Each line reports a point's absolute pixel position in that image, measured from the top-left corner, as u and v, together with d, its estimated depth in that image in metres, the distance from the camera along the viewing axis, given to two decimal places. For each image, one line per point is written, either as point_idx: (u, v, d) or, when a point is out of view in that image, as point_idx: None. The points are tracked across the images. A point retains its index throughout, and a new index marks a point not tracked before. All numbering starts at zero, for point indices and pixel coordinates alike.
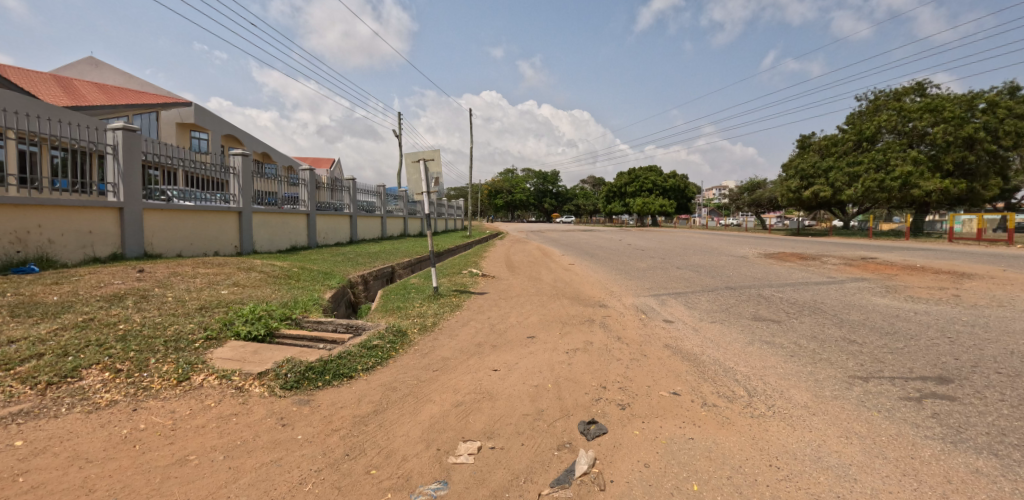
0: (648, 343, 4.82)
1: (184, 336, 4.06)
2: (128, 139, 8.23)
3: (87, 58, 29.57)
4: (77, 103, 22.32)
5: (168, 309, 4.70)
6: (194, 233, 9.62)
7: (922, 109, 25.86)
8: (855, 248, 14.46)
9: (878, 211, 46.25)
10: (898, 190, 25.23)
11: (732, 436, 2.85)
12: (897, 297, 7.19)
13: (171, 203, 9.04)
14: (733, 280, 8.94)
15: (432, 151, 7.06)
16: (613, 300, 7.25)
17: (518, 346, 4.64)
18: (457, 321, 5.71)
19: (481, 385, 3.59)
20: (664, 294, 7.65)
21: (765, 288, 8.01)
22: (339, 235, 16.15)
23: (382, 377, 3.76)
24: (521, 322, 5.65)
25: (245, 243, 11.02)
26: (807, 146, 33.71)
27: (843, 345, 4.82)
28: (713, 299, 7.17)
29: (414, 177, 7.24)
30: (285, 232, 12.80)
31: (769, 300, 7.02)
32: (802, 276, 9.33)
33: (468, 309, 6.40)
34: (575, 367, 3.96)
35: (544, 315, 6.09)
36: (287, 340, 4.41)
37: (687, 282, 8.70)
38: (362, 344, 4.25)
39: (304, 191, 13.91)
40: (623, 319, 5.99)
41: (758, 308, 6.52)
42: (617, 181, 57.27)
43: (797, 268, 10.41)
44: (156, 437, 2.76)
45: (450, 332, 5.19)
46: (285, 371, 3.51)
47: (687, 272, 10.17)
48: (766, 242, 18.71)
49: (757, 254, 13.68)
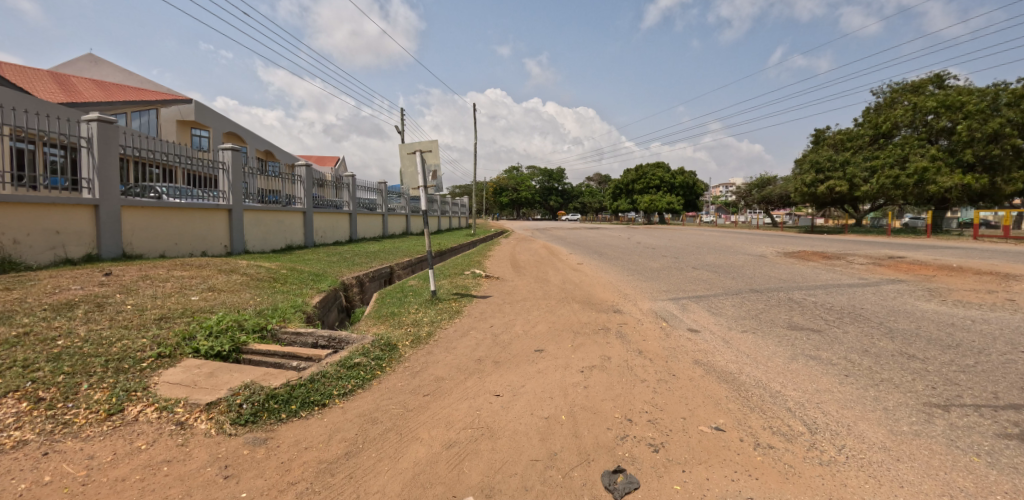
0: (675, 358, 4.14)
1: (130, 355, 3.46)
2: (104, 131, 7.69)
3: (86, 55, 29.29)
4: (73, 100, 21.90)
5: (121, 321, 4.08)
6: (179, 232, 9.06)
7: (939, 103, 24.94)
8: (880, 247, 13.59)
9: (891, 208, 45.01)
10: (914, 186, 24.42)
11: (803, 496, 2.18)
12: (945, 301, 6.45)
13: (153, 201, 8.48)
14: (757, 281, 8.22)
15: (429, 142, 6.43)
16: (628, 305, 6.58)
17: (525, 362, 4.01)
18: (455, 331, 5.06)
19: (480, 417, 2.95)
20: (683, 298, 6.96)
21: (794, 290, 7.29)
22: (337, 233, 15.56)
23: (360, 406, 3.13)
24: (528, 332, 5.00)
25: (236, 242, 10.46)
26: (821, 140, 32.73)
27: (902, 361, 4.13)
28: (740, 303, 6.47)
29: (409, 170, 6.59)
30: (279, 230, 12.20)
31: (801, 305, 6.31)
32: (830, 277, 8.59)
33: (468, 316, 5.77)
34: (593, 392, 3.30)
35: (553, 323, 5.44)
36: (255, 358, 3.80)
37: (706, 284, 8.01)
38: (340, 362, 3.61)
39: (301, 188, 13.33)
40: (642, 328, 5.31)
41: (793, 315, 5.81)
42: (624, 178, 56.34)
43: (823, 269, 9.67)
44: (59, 495, 2.13)
45: (446, 345, 4.55)
46: (240, 401, 2.89)
47: (705, 272, 9.48)
48: (782, 240, 17.92)
49: (776, 253, 12.91)
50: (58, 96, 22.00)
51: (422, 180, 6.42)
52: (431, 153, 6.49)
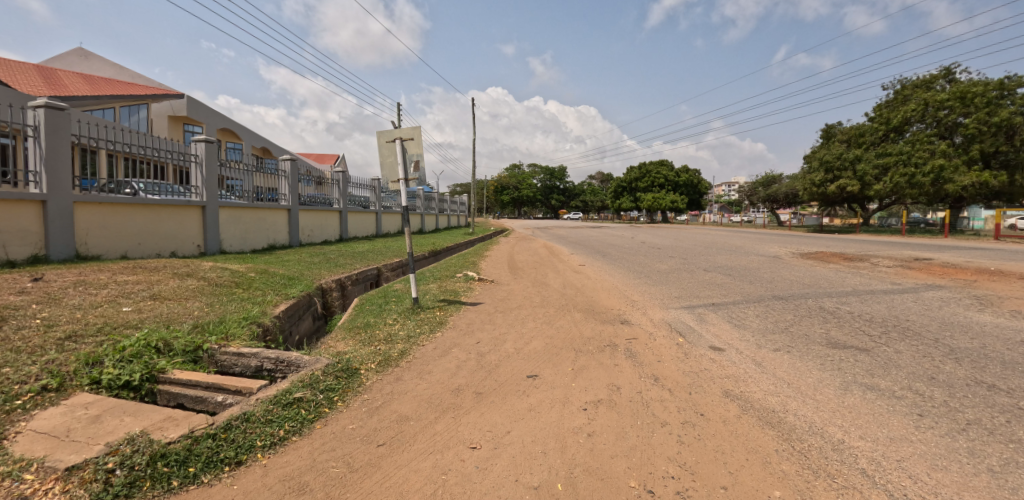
0: (701, 389, 3.35)
1: (2, 389, 2.66)
2: (53, 119, 6.91)
3: (75, 49, 28.61)
4: (56, 95, 21.15)
5: (14, 341, 3.28)
6: (144, 231, 8.28)
7: (952, 95, 23.79)
8: (903, 248, 12.65)
9: (900, 207, 43.93)
10: (930, 185, 23.43)
11: None
12: (1000, 312, 5.61)
13: (112, 196, 7.70)
14: (779, 286, 7.40)
15: (410, 129, 5.60)
16: (637, 314, 5.77)
17: (514, 395, 3.21)
18: (434, 349, 4.26)
19: (446, 486, 2.16)
20: (699, 306, 6.16)
21: (823, 298, 6.46)
22: (326, 232, 14.78)
23: (288, 463, 2.34)
24: (520, 351, 4.20)
25: (211, 241, 9.68)
26: (831, 136, 31.67)
27: (983, 394, 3.31)
28: (765, 313, 5.67)
29: (388, 161, 5.78)
30: (260, 228, 11.41)
31: (837, 316, 5.49)
32: (859, 281, 7.74)
33: (453, 328, 5.00)
34: (598, 444, 2.51)
35: (551, 338, 4.64)
36: (173, 390, 3.06)
37: (722, 290, 7.18)
38: (274, 398, 2.85)
39: (286, 184, 12.52)
40: (656, 345, 4.51)
41: (830, 330, 4.98)
42: (627, 177, 55.27)
43: (847, 272, 8.82)
44: None
45: (421, 368, 3.75)
46: (113, 465, 2.11)
47: (718, 276, 8.65)
48: (795, 240, 16.96)
49: (791, 254, 12.04)
50: (42, 90, 21.27)
51: (402, 172, 5.62)
52: (413, 141, 5.67)
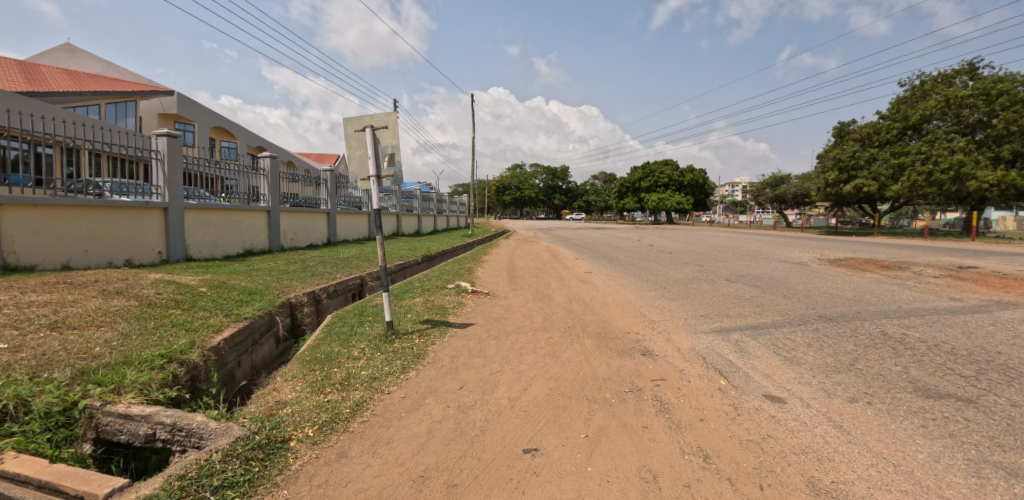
0: (777, 480, 2.30)
1: None
2: None
3: (63, 46, 27.89)
4: (35, 91, 20.20)
5: None
6: (92, 236, 7.30)
7: (976, 91, 22.78)
8: (940, 254, 11.55)
9: (910, 210, 42.92)
10: (951, 183, 22.25)
11: None
12: None
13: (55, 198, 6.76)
14: (820, 303, 6.34)
15: (384, 115, 4.58)
16: (660, 342, 4.72)
17: (505, 492, 2.17)
18: (403, 400, 3.22)
19: None
20: (733, 330, 5.12)
21: (880, 319, 5.39)
22: (313, 236, 13.77)
23: None
24: (516, 403, 3.17)
25: (175, 247, 8.68)
26: (845, 134, 30.55)
27: None
28: (816, 341, 4.62)
29: (357, 154, 4.74)
30: (234, 232, 10.40)
31: (909, 347, 4.44)
32: (911, 296, 6.67)
33: (433, 364, 3.96)
34: None
35: (556, 381, 3.58)
36: None
37: (755, 307, 6.12)
38: None
39: (266, 184, 11.50)
40: (692, 392, 3.45)
41: (910, 369, 3.92)
42: (630, 177, 54.26)
43: (889, 283, 7.77)
44: None
45: (377, 434, 2.72)
46: None
47: (745, 288, 7.58)
48: (815, 244, 15.93)
49: (819, 261, 10.96)
50: (20, 85, 20.34)
51: (373, 167, 4.61)
52: (387, 130, 4.68)
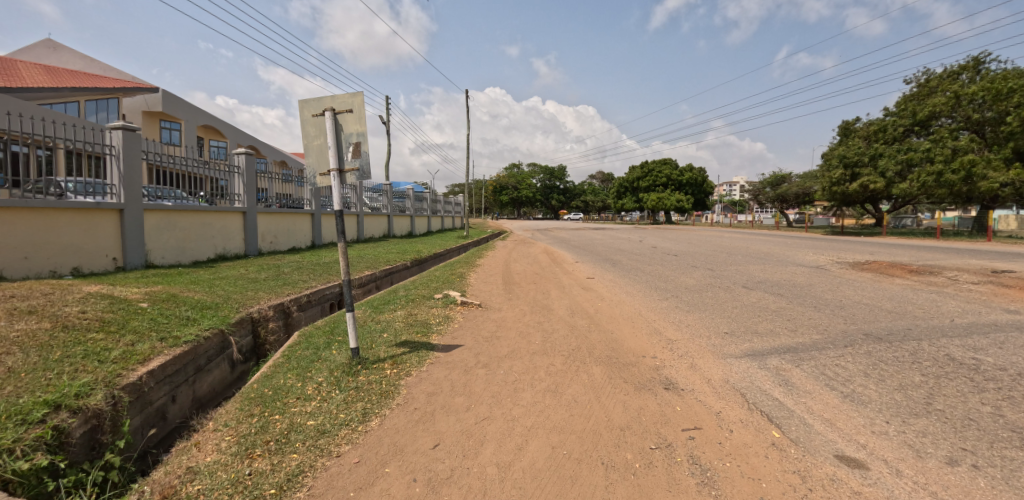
0: None
1: None
2: None
3: (44, 41, 26.98)
4: (7, 86, 19.25)
5: None
6: (32, 242, 6.42)
7: (985, 87, 21.95)
8: (967, 257, 10.72)
9: (911, 209, 42.28)
10: (962, 184, 21.34)
11: None
12: None
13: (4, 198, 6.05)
14: (858, 317, 5.52)
15: (347, 96, 3.78)
16: (683, 372, 3.87)
17: None
18: (356, 469, 2.39)
19: None
20: (769, 354, 4.29)
21: (938, 339, 4.57)
22: (295, 239, 12.90)
23: None
24: (508, 475, 2.33)
25: (133, 253, 7.81)
26: (849, 132, 29.82)
27: None
28: (875, 371, 3.78)
29: (314, 144, 3.95)
30: (204, 235, 9.52)
31: (989, 378, 3.61)
32: (959, 308, 5.85)
33: (403, 407, 3.11)
34: None
35: (561, 435, 2.74)
36: None
37: (786, 322, 5.31)
38: None
39: (241, 182, 10.62)
40: (738, 450, 2.63)
41: (1004, 410, 3.10)
42: (629, 177, 53.53)
43: (927, 291, 6.94)
44: None
45: None
46: None
47: (767, 297, 6.76)
48: (828, 246, 15.09)
49: (837, 265, 10.13)
50: None
51: (334, 159, 3.82)
52: (351, 114, 3.83)
